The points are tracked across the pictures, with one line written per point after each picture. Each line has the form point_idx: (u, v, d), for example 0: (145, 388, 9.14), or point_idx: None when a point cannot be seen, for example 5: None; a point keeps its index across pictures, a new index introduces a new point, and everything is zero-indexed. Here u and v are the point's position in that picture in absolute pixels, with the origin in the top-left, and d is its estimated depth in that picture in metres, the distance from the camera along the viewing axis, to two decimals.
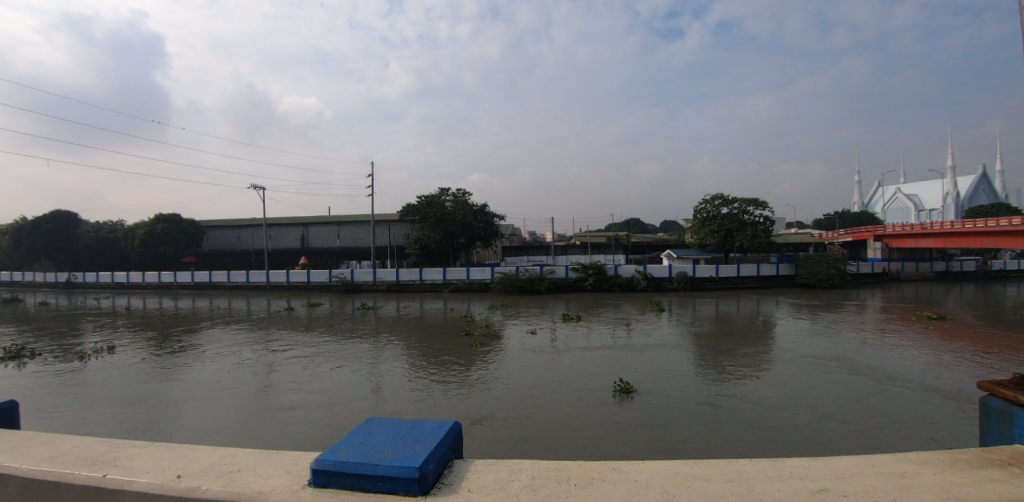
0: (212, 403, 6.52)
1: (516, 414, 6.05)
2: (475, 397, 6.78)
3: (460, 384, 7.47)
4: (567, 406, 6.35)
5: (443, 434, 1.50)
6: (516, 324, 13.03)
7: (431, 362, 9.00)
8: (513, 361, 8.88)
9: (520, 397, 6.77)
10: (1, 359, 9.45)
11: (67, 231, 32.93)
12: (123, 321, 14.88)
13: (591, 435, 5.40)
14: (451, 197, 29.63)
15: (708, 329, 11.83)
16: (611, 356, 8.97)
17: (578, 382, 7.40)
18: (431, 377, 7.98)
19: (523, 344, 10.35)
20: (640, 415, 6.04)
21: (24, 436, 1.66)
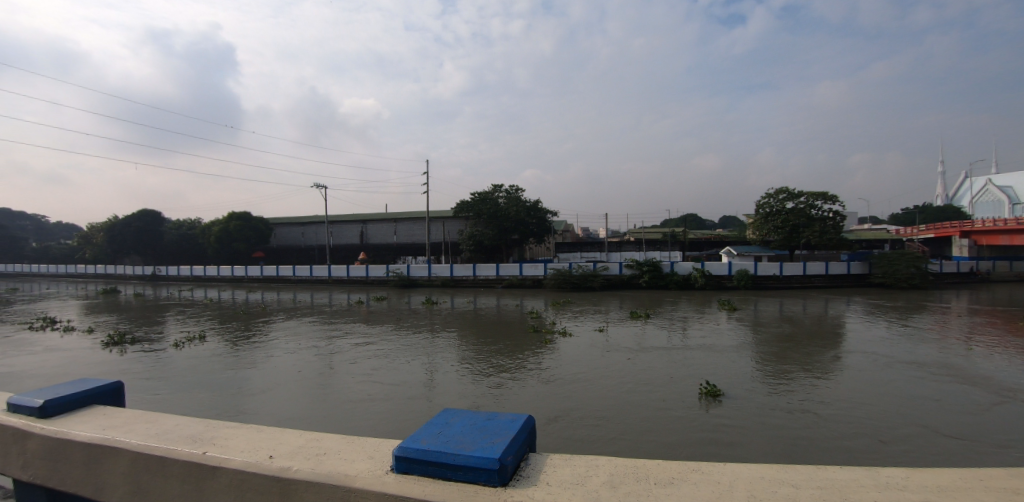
0: (296, 391, 6.89)
1: (596, 414, 5.99)
2: (552, 395, 6.74)
3: (522, 381, 7.48)
4: (647, 407, 6.21)
5: (520, 427, 1.48)
6: (584, 322, 12.91)
7: (501, 358, 9.05)
8: (574, 359, 8.79)
9: (585, 395, 6.71)
10: (108, 344, 10.44)
11: (152, 229, 35.85)
12: (207, 312, 16.06)
13: (673, 438, 5.26)
14: (504, 193, 29.86)
15: (786, 330, 11.25)
16: (688, 358, 8.67)
17: (643, 383, 7.22)
18: (492, 373, 8.04)
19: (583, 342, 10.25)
20: (707, 417, 5.84)
21: (133, 413, 1.81)
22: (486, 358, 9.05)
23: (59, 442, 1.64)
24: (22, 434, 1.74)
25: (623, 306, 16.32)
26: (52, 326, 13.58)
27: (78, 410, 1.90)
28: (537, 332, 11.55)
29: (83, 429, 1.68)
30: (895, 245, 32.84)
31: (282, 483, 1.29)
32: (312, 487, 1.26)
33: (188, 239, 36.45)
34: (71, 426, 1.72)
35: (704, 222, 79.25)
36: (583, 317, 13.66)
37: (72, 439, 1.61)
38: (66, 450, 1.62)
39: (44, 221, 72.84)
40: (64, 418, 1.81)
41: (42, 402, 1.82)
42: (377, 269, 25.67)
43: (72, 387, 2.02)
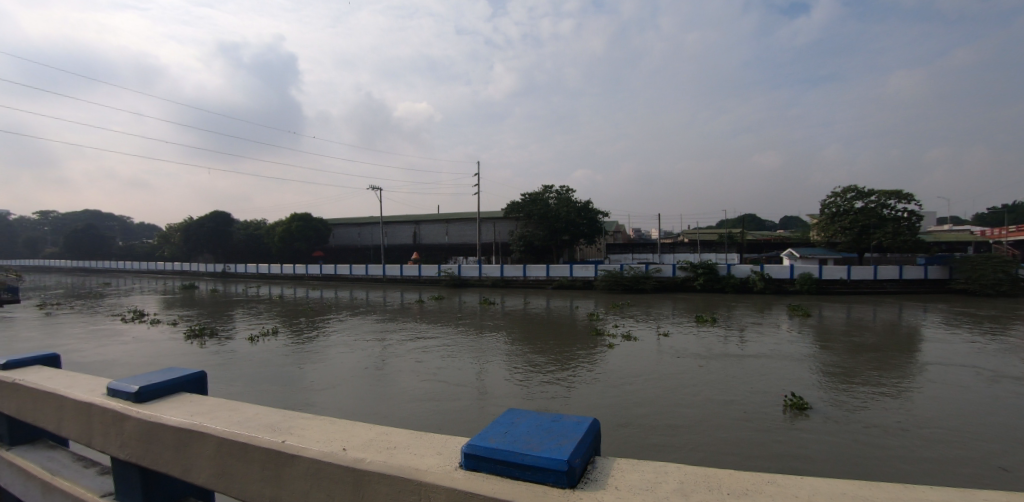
0: (362, 387, 7.20)
1: (667, 420, 5.87)
2: (620, 400, 6.64)
3: (574, 384, 7.44)
4: (719, 416, 6.02)
5: (587, 429, 1.46)
6: (650, 326, 12.60)
7: (563, 361, 8.99)
8: (629, 363, 8.64)
9: (655, 402, 6.56)
10: (191, 336, 11.32)
11: (223, 229, 38.36)
12: (276, 309, 17.02)
13: (748, 448, 5.12)
14: (555, 193, 29.81)
15: (867, 339, 10.51)
16: (767, 367, 8.25)
17: (703, 391, 6.98)
18: (546, 374, 8.01)
19: (639, 346, 10.02)
20: (770, 429, 5.60)
21: (216, 401, 1.93)
22: (537, 360, 9.03)
23: (154, 424, 1.77)
24: (121, 417, 1.90)
25: (679, 310, 15.89)
26: (140, 318, 14.87)
27: (169, 397, 2.05)
28: (592, 335, 11.43)
29: (174, 413, 1.81)
30: (982, 247, 30.11)
31: (356, 474, 1.33)
32: (384, 479, 1.30)
33: (254, 238, 38.75)
34: (164, 411, 1.86)
35: (763, 222, 75.66)
36: (641, 321, 13.37)
37: (165, 423, 1.74)
38: (159, 432, 1.75)
39: (129, 221, 79.54)
40: (158, 403, 1.96)
41: (138, 388, 1.99)
42: (429, 269, 26.31)
43: (162, 374, 2.18)
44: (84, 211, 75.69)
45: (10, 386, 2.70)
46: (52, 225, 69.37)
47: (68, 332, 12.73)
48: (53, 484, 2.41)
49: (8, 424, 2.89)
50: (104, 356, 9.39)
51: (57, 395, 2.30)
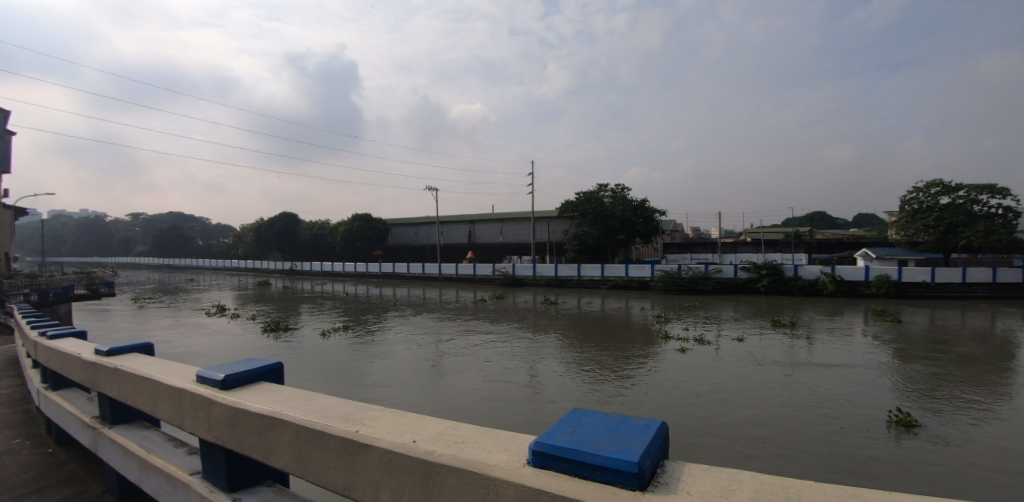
0: (430, 384, 7.40)
1: (745, 432, 5.62)
2: (692, 408, 6.43)
3: (634, 388, 7.27)
4: (802, 428, 5.69)
5: (656, 432, 1.42)
6: (721, 329, 12.08)
7: (629, 363, 8.80)
8: (692, 368, 8.36)
9: (728, 411, 6.30)
10: (270, 329, 12.15)
11: (290, 229, 40.66)
12: (344, 305, 17.87)
13: (835, 463, 4.82)
14: (610, 192, 29.41)
15: (962, 349, 9.58)
16: (855, 378, 7.67)
17: (771, 401, 6.63)
18: (613, 377, 7.88)
19: (703, 351, 9.65)
20: (847, 445, 5.23)
21: (294, 390, 2.04)
22: (596, 362, 8.89)
23: (239, 410, 1.90)
24: (208, 402, 2.05)
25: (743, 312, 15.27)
26: (222, 311, 16.13)
27: (251, 385, 2.20)
28: (655, 338, 11.12)
29: (258, 401, 1.93)
30: None
31: (427, 466, 1.37)
32: (453, 473, 1.32)
33: (319, 238, 40.83)
34: (246, 398, 1.99)
35: (834, 221, 71.01)
36: (707, 324, 12.85)
37: (248, 410, 1.86)
38: (243, 417, 1.88)
39: (209, 222, 86.02)
40: (241, 391, 2.10)
41: (223, 376, 2.13)
42: (483, 268, 26.72)
43: (244, 364, 2.34)
44: (169, 212, 82.74)
45: (114, 369, 2.99)
46: (143, 225, 76.22)
47: (160, 324, 13.99)
48: (148, 460, 2.64)
49: (112, 404, 3.20)
50: (190, 347, 10.24)
51: (153, 381, 2.51)
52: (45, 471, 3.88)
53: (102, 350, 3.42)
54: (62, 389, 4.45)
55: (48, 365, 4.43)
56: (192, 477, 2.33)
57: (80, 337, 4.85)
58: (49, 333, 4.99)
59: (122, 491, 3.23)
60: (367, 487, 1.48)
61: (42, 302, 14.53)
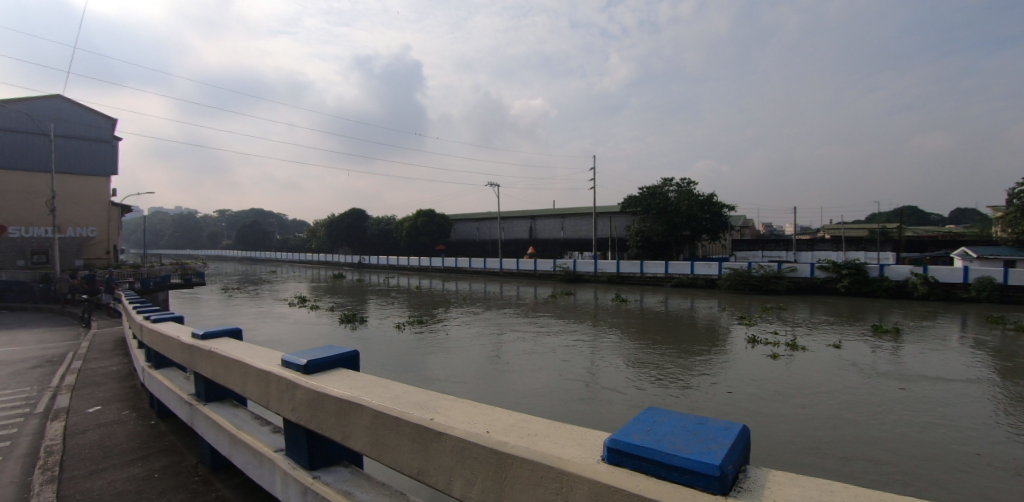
0: (510, 380, 7.48)
1: (838, 446, 5.25)
2: (785, 417, 6.07)
3: (710, 394, 6.92)
4: (910, 447, 5.21)
5: (737, 435, 1.35)
6: (816, 334, 11.27)
7: (717, 366, 8.43)
8: (777, 375, 7.83)
9: (820, 422, 5.91)
10: (350, 320, 12.78)
11: (359, 225, 42.69)
12: (417, 299, 18.47)
13: (950, 488, 4.39)
14: (675, 187, 28.44)
15: None
16: (975, 395, 6.91)
17: (856, 415, 6.15)
18: (700, 380, 7.56)
19: (786, 356, 9.01)
20: (955, 469, 4.74)
21: (369, 377, 2.13)
22: (671, 363, 8.54)
23: (321, 394, 2.01)
24: (293, 385, 2.18)
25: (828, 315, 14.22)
26: (303, 301, 17.26)
27: (331, 371, 2.32)
28: (737, 341, 10.51)
29: (338, 386, 2.03)
30: None
31: (500, 456, 1.38)
32: (527, 465, 1.33)
33: (386, 233, 42.57)
34: (327, 383, 2.10)
35: (928, 216, 64.72)
36: (798, 329, 11.91)
37: (329, 394, 1.97)
38: (325, 401, 1.99)
39: (285, 218, 92.02)
40: (322, 376, 2.22)
41: (306, 361, 2.27)
42: (543, 263, 26.77)
43: (323, 351, 2.47)
44: (251, 209, 89.32)
45: (209, 352, 3.25)
46: (229, 220, 82.80)
47: (246, 312, 15.16)
48: (238, 436, 2.87)
49: (207, 384, 3.50)
50: (272, 334, 11.02)
51: (243, 364, 2.71)
52: (149, 440, 4.31)
53: (198, 333, 3.74)
54: (163, 368, 4.92)
55: (152, 346, 4.91)
56: (277, 454, 2.50)
57: (178, 322, 5.33)
58: (153, 318, 5.51)
59: (214, 463, 3.52)
60: (442, 474, 1.53)
61: (145, 289, 16.16)
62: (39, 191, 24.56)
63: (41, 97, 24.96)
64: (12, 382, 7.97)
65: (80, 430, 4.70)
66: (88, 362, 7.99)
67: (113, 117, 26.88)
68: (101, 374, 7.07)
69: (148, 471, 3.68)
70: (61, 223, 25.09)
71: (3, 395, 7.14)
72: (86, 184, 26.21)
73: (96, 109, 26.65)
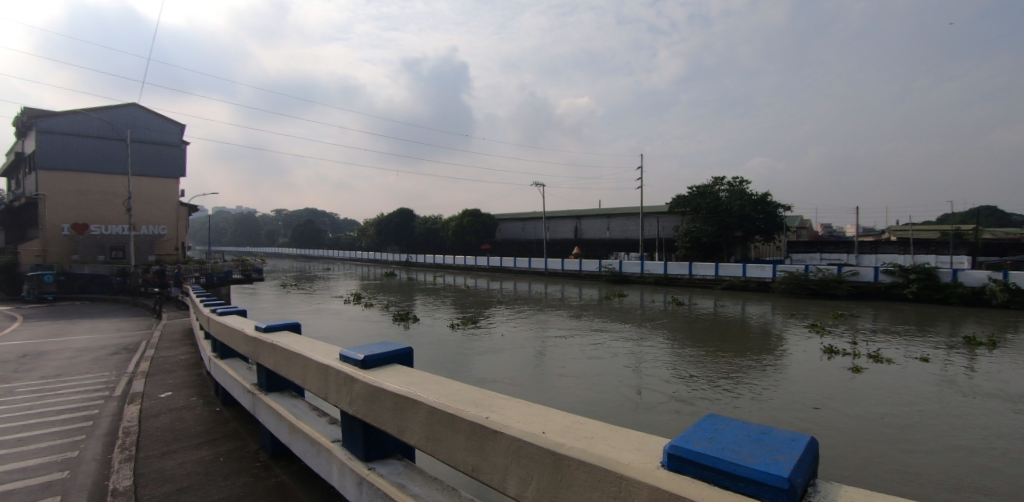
0: (572, 384, 7.37)
1: (912, 467, 4.89)
2: (867, 435, 5.68)
3: (781, 406, 6.55)
4: (992, 472, 4.80)
5: (805, 447, 1.29)
6: (900, 346, 10.50)
7: (791, 377, 7.98)
8: (851, 390, 7.30)
9: (895, 441, 5.52)
10: (404, 318, 13.11)
11: (407, 224, 43.88)
12: (468, 298, 18.73)
13: None
14: (727, 186, 27.51)
15: None
16: None
17: (930, 435, 5.72)
18: (774, 392, 7.19)
19: (857, 369, 8.40)
20: None
21: (423, 374, 2.18)
22: (732, 372, 8.13)
23: (377, 389, 2.07)
24: (352, 379, 2.26)
25: (899, 323, 13.32)
26: (356, 298, 17.93)
27: (386, 366, 2.39)
28: (806, 352, 9.88)
29: (394, 381, 2.09)
30: None
31: (556, 458, 1.38)
32: (584, 466, 1.32)
33: (433, 233, 43.51)
34: (383, 377, 2.17)
35: (1008, 216, 59.57)
36: (879, 341, 11.00)
37: (385, 389, 2.03)
38: (382, 395, 2.05)
39: (337, 218, 95.72)
40: (378, 370, 2.30)
41: (364, 356, 2.35)
42: (589, 264, 26.62)
43: (379, 346, 2.55)
44: (306, 210, 93.66)
45: (271, 345, 3.43)
46: (287, 219, 87.03)
47: (303, 307, 15.93)
48: (298, 425, 3.00)
49: (269, 374, 3.68)
50: (327, 329, 11.53)
51: (304, 356, 2.84)
52: (214, 426, 4.59)
53: (262, 325, 3.94)
54: (227, 358, 5.22)
55: (218, 336, 5.22)
56: (334, 444, 2.59)
57: (241, 314, 5.62)
58: (219, 311, 5.85)
59: (274, 449, 3.70)
60: (496, 472, 1.54)
61: (210, 284, 17.22)
62: (117, 192, 26.64)
63: (118, 105, 27.07)
64: (95, 366, 8.69)
65: (154, 414, 5.07)
66: (160, 350, 8.61)
67: (181, 123, 28.70)
68: (171, 362, 7.59)
69: (213, 455, 3.92)
70: (136, 221, 27.12)
71: (86, 378, 7.78)
72: (157, 185, 28.19)
73: (166, 116, 28.58)
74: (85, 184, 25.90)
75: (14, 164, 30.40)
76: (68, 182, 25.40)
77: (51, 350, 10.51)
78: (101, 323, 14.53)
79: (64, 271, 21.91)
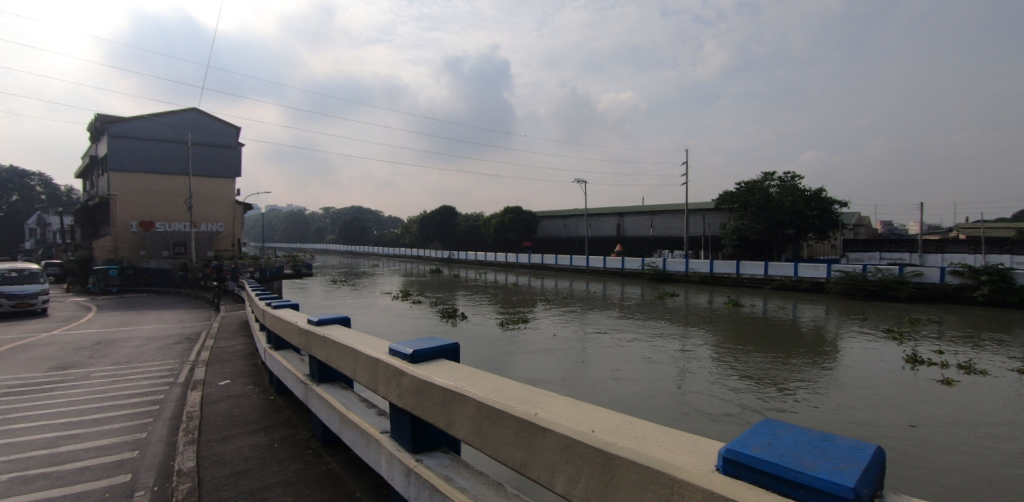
0: (624, 388, 7.14)
1: (995, 485, 4.47)
2: (946, 450, 5.21)
3: (856, 418, 6.08)
4: None
5: (872, 457, 1.22)
6: (991, 356, 9.57)
7: (865, 386, 7.42)
8: (931, 401, 6.74)
9: (975, 457, 5.07)
10: (450, 315, 13.29)
11: (449, 221, 44.59)
12: (511, 296, 18.82)
13: None
14: (777, 181, 26.43)
15: None
16: None
17: (1011, 449, 5.26)
18: (846, 402, 6.69)
19: (949, 381, 7.50)
20: None
21: (469, 369, 2.22)
22: (796, 379, 7.68)
23: (426, 383, 2.12)
24: (401, 372, 2.33)
25: (977, 329, 12.37)
26: (402, 295, 18.39)
27: (434, 361, 2.44)
28: (878, 359, 9.20)
29: (442, 376, 2.13)
30: None
31: (606, 457, 1.38)
32: (635, 466, 1.31)
33: (474, 230, 44.02)
34: (432, 372, 2.21)
35: None
36: (970, 351, 9.99)
37: (433, 383, 2.07)
38: (430, 389, 2.10)
39: (382, 217, 98.45)
40: (427, 365, 2.35)
41: (413, 350, 2.41)
42: (631, 262, 26.25)
43: (427, 341, 2.61)
44: (352, 208, 97.00)
45: (323, 338, 3.57)
46: (334, 217, 90.29)
47: (350, 302, 16.51)
48: (348, 416, 3.12)
49: (320, 366, 3.83)
50: (374, 324, 11.91)
51: (354, 350, 2.94)
52: (270, 413, 4.84)
53: (314, 319, 4.10)
54: (281, 349, 5.46)
55: (273, 329, 5.47)
56: (383, 435, 2.68)
57: (294, 308, 5.86)
58: (273, 303, 6.13)
59: (325, 438, 3.85)
60: (544, 469, 1.56)
61: (264, 279, 18.07)
62: (179, 192, 28.37)
63: (180, 110, 28.79)
64: (161, 354, 9.31)
65: (215, 400, 5.38)
66: (220, 341, 9.14)
67: (237, 125, 30.20)
68: (229, 352, 8.04)
69: (269, 441, 4.12)
70: (196, 219, 28.79)
71: (154, 365, 8.35)
72: (216, 185, 29.79)
73: (223, 119, 30.12)
74: (152, 184, 27.71)
75: (90, 166, 32.83)
76: (137, 183, 27.28)
77: (122, 338, 11.34)
78: (167, 313, 15.56)
79: (133, 265, 23.53)
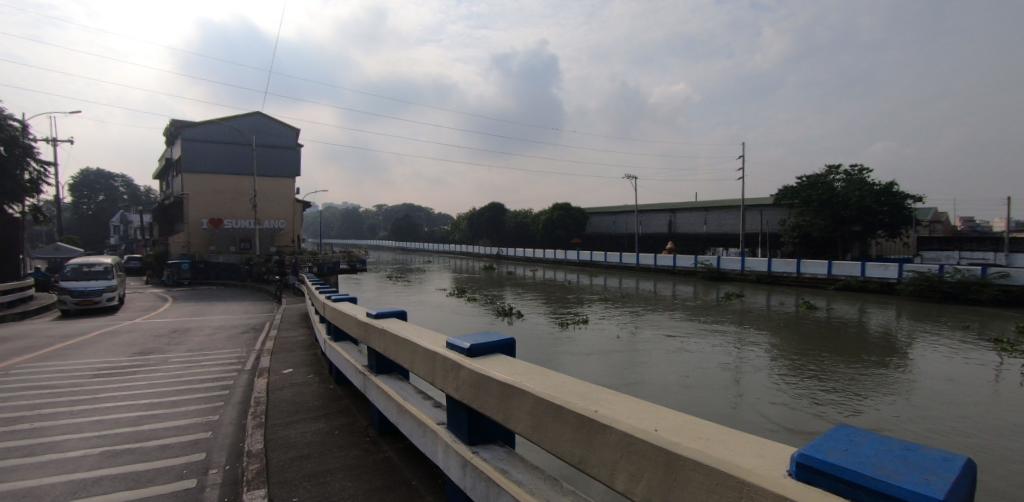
0: (690, 395, 6.89)
1: None
2: None
3: (952, 436, 5.52)
4: None
5: (963, 469, 1.14)
6: None
7: (964, 399, 6.72)
8: None
9: None
10: (504, 313, 13.38)
11: (498, 218, 45.06)
12: (564, 294, 18.72)
13: None
14: (843, 175, 24.87)
15: None
16: None
17: None
18: (939, 416, 6.11)
19: None
20: None
21: (527, 365, 2.24)
22: (881, 390, 7.09)
23: (484, 376, 2.16)
24: (459, 365, 2.39)
25: None
26: (455, 292, 18.73)
27: (490, 355, 2.49)
28: (975, 369, 8.35)
29: (501, 371, 2.17)
30: None
31: (670, 456, 1.37)
32: (700, 468, 1.29)
33: (523, 227, 44.22)
34: (489, 366, 2.25)
35: None
36: None
37: (492, 377, 2.11)
38: (488, 382, 2.14)
39: (432, 214, 100.54)
40: (483, 359, 2.40)
41: (470, 345, 2.46)
42: (683, 260, 25.58)
43: (483, 336, 2.66)
44: (405, 206, 99.81)
45: (380, 331, 3.71)
46: (387, 215, 93.25)
47: (404, 298, 17.05)
48: (406, 406, 3.23)
49: (378, 358, 3.98)
50: (425, 319, 12.24)
51: (411, 343, 3.05)
52: (329, 401, 5.09)
53: (372, 313, 4.26)
54: (341, 340, 5.72)
55: (332, 320, 5.74)
56: (440, 426, 2.76)
57: (352, 301, 6.11)
58: (332, 296, 6.42)
59: (382, 427, 4.01)
60: (604, 467, 1.56)
61: (322, 273, 18.95)
62: (245, 191, 30.16)
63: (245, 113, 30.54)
64: (229, 343, 9.99)
65: (279, 387, 5.72)
66: (282, 331, 9.68)
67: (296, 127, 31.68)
68: (291, 342, 8.50)
69: (330, 427, 4.33)
70: (260, 216, 30.53)
71: (223, 353, 8.96)
72: (277, 184, 31.42)
73: (283, 121, 31.66)
74: (220, 184, 29.63)
75: (166, 168, 35.49)
76: (208, 183, 29.25)
77: (196, 327, 12.24)
78: (235, 305, 16.65)
79: (204, 260, 25.28)
